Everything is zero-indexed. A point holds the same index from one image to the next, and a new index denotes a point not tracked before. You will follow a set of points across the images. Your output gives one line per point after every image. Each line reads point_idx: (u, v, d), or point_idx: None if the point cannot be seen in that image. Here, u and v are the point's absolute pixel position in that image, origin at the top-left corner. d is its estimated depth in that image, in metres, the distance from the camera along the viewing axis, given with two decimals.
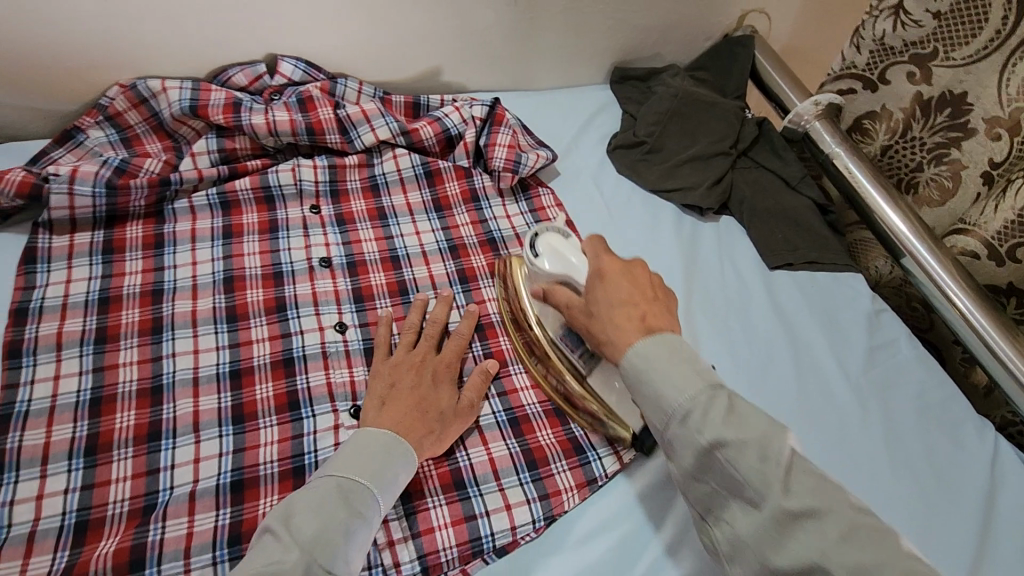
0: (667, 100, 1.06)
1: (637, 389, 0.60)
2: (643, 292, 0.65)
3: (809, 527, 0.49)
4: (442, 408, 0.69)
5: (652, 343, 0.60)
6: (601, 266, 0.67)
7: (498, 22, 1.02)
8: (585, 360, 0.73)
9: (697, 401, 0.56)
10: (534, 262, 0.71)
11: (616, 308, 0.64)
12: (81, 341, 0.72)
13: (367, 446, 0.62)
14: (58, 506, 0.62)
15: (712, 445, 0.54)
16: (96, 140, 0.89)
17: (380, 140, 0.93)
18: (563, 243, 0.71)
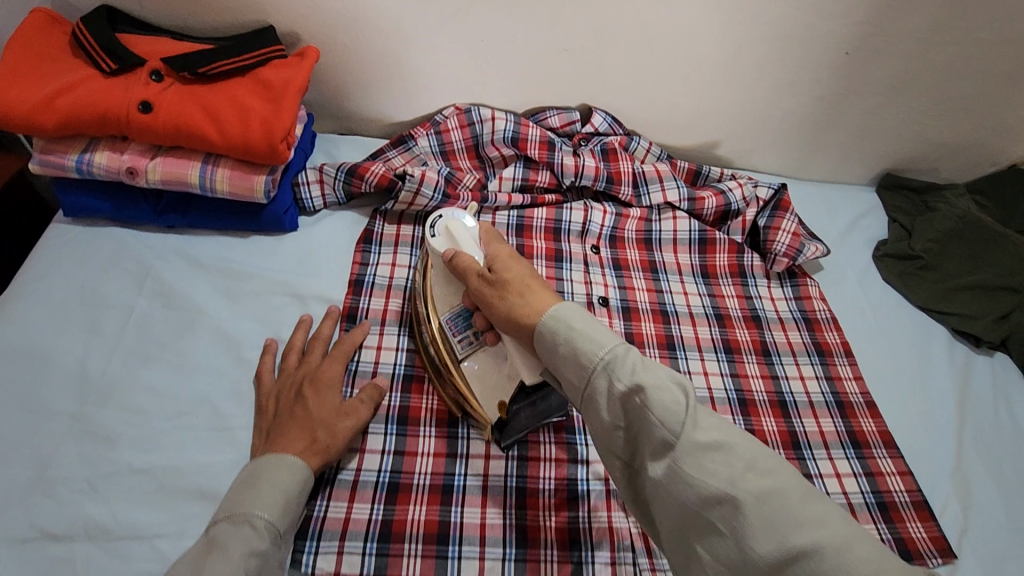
0: (950, 220, 1.02)
1: (557, 353, 0.58)
2: (532, 287, 0.64)
3: (720, 467, 0.48)
4: (320, 414, 0.67)
5: (568, 320, 0.58)
6: (495, 257, 0.68)
7: (793, 112, 1.05)
8: (464, 349, 0.72)
9: (612, 355, 0.55)
10: (432, 241, 0.74)
11: (512, 287, 0.64)
12: (399, 322, 0.83)
13: (281, 464, 0.61)
14: (375, 464, 0.71)
15: (611, 384, 0.53)
16: (422, 149, 1.00)
17: (667, 201, 0.98)
18: (462, 229, 0.73)
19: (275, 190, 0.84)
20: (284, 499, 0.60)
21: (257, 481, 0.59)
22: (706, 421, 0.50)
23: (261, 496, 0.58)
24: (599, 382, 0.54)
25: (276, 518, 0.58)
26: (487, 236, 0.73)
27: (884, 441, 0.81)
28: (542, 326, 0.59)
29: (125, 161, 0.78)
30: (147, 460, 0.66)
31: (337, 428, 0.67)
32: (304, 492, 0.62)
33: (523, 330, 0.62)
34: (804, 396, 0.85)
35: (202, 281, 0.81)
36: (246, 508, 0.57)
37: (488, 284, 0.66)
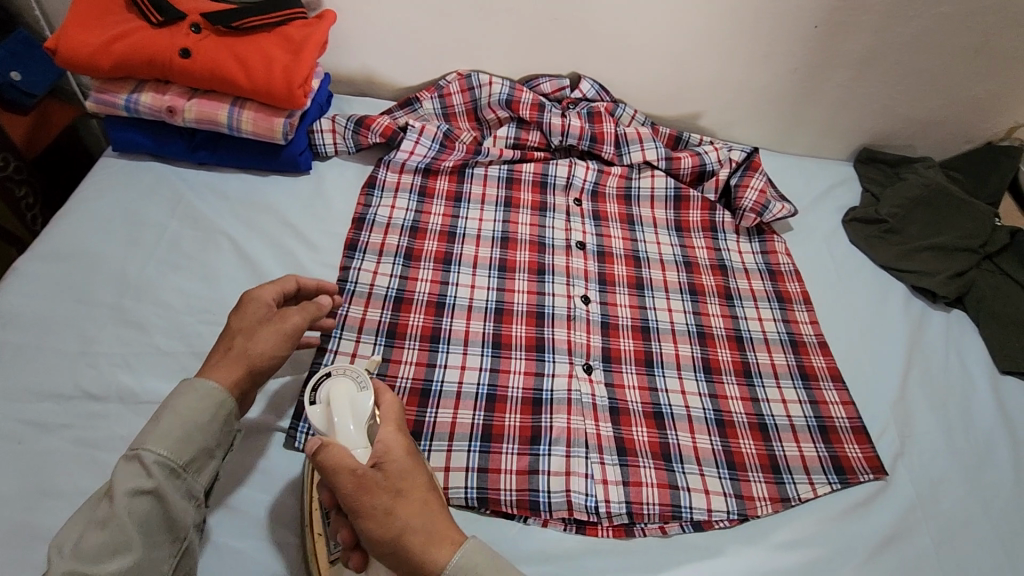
0: (917, 188, 1.08)
1: (385, 523, 0.52)
2: (427, 501, 0.54)
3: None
4: (243, 325, 0.65)
5: (472, 566, 0.52)
6: (391, 450, 0.55)
7: (770, 84, 1.13)
8: (326, 509, 0.62)
9: (435, 525, 0.54)
10: (310, 413, 0.58)
11: (412, 514, 0.53)
12: (395, 253, 0.93)
13: (188, 391, 0.59)
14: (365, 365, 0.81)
15: (448, 555, 0.52)
16: (426, 111, 1.11)
17: (646, 160, 1.07)
18: (347, 399, 0.58)
19: (293, 133, 0.96)
20: (184, 430, 0.57)
21: (160, 412, 0.58)
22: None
23: (159, 431, 0.57)
24: (437, 558, 0.52)
25: (170, 454, 0.56)
26: (387, 412, 0.58)
27: (833, 375, 0.88)
28: (375, 492, 0.52)
29: (167, 101, 0.90)
30: (172, 344, 0.77)
31: (256, 334, 0.64)
32: (221, 412, 0.60)
33: (372, 505, 0.51)
34: (760, 334, 0.92)
35: (225, 209, 0.93)
36: (139, 443, 0.56)
37: (375, 485, 0.52)
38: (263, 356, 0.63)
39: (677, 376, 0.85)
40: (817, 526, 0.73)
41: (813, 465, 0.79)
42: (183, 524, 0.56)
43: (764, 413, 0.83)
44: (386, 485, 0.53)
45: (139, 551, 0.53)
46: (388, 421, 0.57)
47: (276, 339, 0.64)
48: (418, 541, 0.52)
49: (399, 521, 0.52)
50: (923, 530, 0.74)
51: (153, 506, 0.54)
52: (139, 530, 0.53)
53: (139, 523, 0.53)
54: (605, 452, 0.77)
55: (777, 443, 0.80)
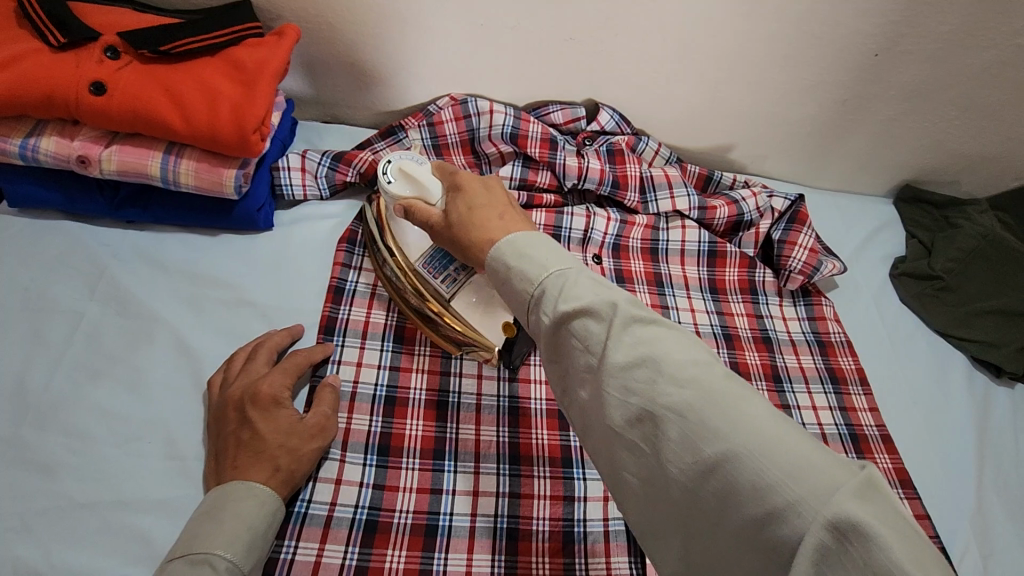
0: (971, 239, 0.96)
1: (529, 313, 0.49)
2: (510, 213, 0.57)
3: (703, 447, 0.38)
4: (274, 441, 0.59)
5: (516, 243, 0.51)
6: (467, 201, 0.59)
7: (814, 116, 0.98)
8: (450, 287, 0.67)
9: (544, 292, 0.47)
10: (389, 188, 0.68)
11: (479, 206, 0.58)
12: (383, 336, 0.74)
13: (246, 495, 0.55)
14: (352, 498, 0.64)
15: (539, 320, 0.48)
16: (413, 141, 0.92)
17: (675, 208, 0.91)
18: (416, 169, 0.67)
19: (249, 184, 0.76)
20: (250, 535, 0.54)
21: (220, 514, 0.54)
22: (690, 367, 0.41)
23: (223, 531, 0.53)
24: (533, 319, 0.49)
25: (242, 559, 0.53)
26: (439, 169, 0.65)
27: (901, 479, 0.75)
28: (490, 264, 0.52)
29: (76, 148, 0.69)
30: (92, 494, 0.58)
31: (301, 451, 0.60)
32: (276, 519, 0.57)
33: (493, 256, 0.52)
34: (817, 428, 0.79)
35: (162, 286, 0.73)
36: (206, 546, 0.52)
37: (461, 228, 0.58)
38: (302, 478, 0.60)
39: None
40: None
41: None
42: None
43: None
44: (449, 238, 0.60)
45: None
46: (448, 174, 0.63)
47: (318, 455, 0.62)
48: (478, 247, 0.55)
49: (466, 241, 0.57)
50: None
51: None
52: None
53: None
54: None
55: None
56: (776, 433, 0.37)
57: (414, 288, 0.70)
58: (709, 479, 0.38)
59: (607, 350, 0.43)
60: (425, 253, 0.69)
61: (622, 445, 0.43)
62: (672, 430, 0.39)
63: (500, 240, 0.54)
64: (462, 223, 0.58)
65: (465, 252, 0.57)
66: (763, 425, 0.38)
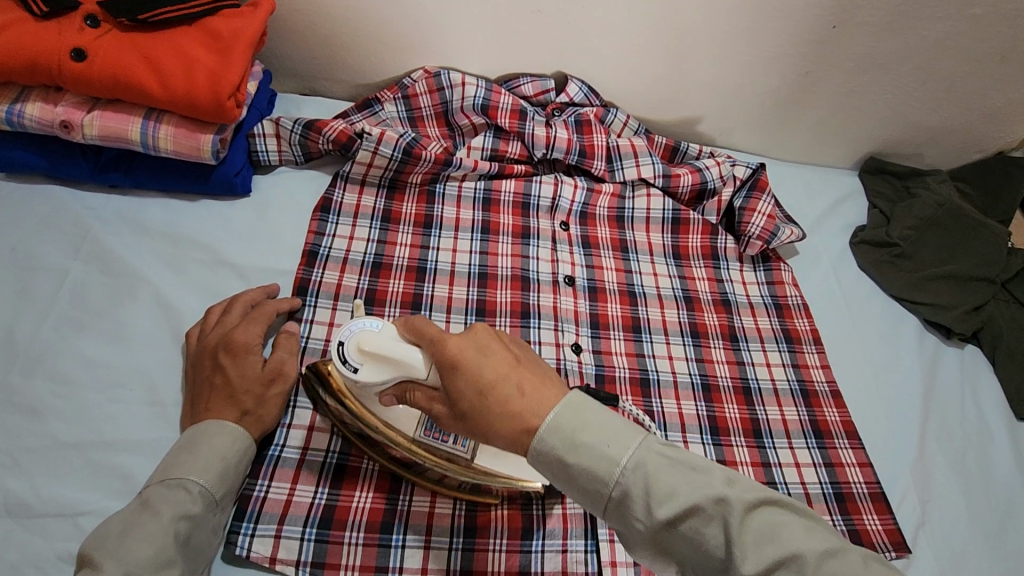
0: (929, 207, 1.00)
1: (552, 470, 0.51)
2: (537, 387, 0.52)
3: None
4: (243, 386, 0.63)
5: (553, 423, 0.50)
6: (462, 398, 0.52)
7: (777, 88, 1.01)
8: (468, 448, 0.64)
9: (623, 492, 0.49)
10: (358, 377, 0.58)
11: (495, 398, 0.51)
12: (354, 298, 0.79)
13: (217, 431, 0.60)
14: (323, 443, 0.68)
15: (629, 523, 0.49)
16: (389, 114, 0.95)
17: (641, 176, 0.94)
18: (375, 341, 0.58)
19: (226, 150, 0.80)
20: (222, 465, 0.58)
21: (194, 446, 0.58)
22: (747, 515, 0.47)
23: (197, 460, 0.58)
24: (617, 518, 0.50)
25: (214, 485, 0.57)
26: (409, 330, 0.57)
27: (847, 431, 0.79)
28: (532, 459, 0.51)
29: (59, 113, 0.73)
30: (75, 434, 0.62)
31: (268, 396, 0.64)
32: (247, 454, 0.61)
33: (532, 449, 0.50)
34: (770, 384, 0.83)
35: (143, 246, 0.77)
36: (182, 472, 0.57)
37: (475, 419, 0.52)
38: (269, 422, 0.64)
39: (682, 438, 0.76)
40: None
41: None
42: (207, 551, 0.57)
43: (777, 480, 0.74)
44: (465, 430, 0.54)
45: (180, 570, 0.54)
46: (429, 338, 0.55)
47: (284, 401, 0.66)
48: (505, 430, 0.51)
49: (489, 424, 0.51)
50: None
51: (190, 531, 0.55)
52: (179, 552, 0.54)
53: (181, 546, 0.54)
54: (616, 528, 0.67)
55: None
56: (817, 546, 0.46)
57: (400, 442, 0.63)
58: None
59: (652, 510, 0.48)
60: (427, 420, 0.64)
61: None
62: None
63: (536, 425, 0.50)
64: (475, 414, 0.52)
65: (489, 437, 0.52)
66: (798, 536, 0.47)
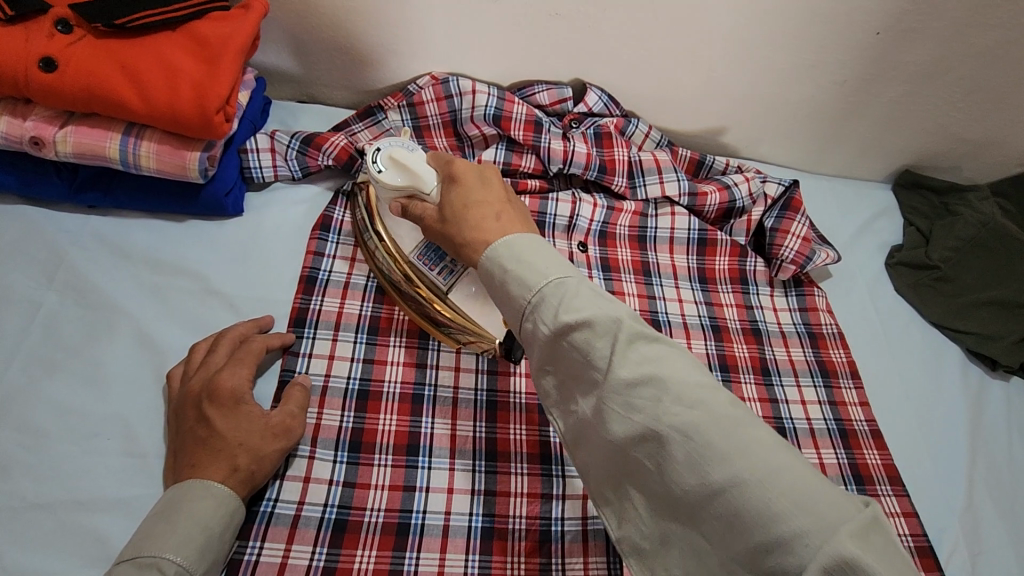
0: (972, 227, 0.94)
1: (510, 302, 0.53)
2: (505, 203, 0.60)
3: (692, 452, 0.43)
4: (236, 440, 0.57)
5: (518, 247, 0.54)
6: (466, 189, 0.60)
7: (811, 98, 0.94)
8: (445, 280, 0.67)
9: (580, 323, 0.48)
10: (380, 178, 0.65)
11: (476, 207, 0.59)
12: (357, 328, 0.71)
13: (203, 496, 0.54)
14: (321, 497, 0.62)
15: (587, 361, 0.48)
16: (393, 123, 0.89)
17: (665, 194, 0.87)
18: (407, 154, 0.65)
19: (216, 167, 0.73)
20: (205, 539, 0.52)
21: (173, 517, 0.52)
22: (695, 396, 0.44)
23: (175, 535, 0.51)
24: (561, 346, 0.49)
25: (194, 564, 0.51)
26: (444, 160, 0.64)
27: (890, 476, 0.73)
28: (485, 263, 0.55)
29: (29, 129, 0.65)
30: (46, 494, 0.56)
31: (262, 450, 0.58)
32: (234, 521, 0.55)
33: (487, 253, 0.55)
34: (805, 423, 0.77)
35: (124, 274, 0.70)
36: (157, 549, 0.50)
37: (442, 216, 0.61)
38: (263, 479, 0.58)
39: None
40: None
41: None
42: None
43: None
44: (441, 232, 0.61)
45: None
46: (444, 161, 0.64)
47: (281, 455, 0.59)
48: (472, 246, 0.57)
49: (458, 236, 0.59)
50: None
51: None
52: None
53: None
54: None
55: None
56: (775, 459, 0.41)
57: (405, 279, 0.69)
58: (711, 501, 0.42)
59: (613, 368, 0.46)
60: (421, 246, 0.68)
61: (620, 441, 0.47)
62: (717, 473, 0.41)
63: (492, 241, 0.56)
64: (454, 218, 0.59)
65: (459, 248, 0.58)
66: (756, 445, 0.42)
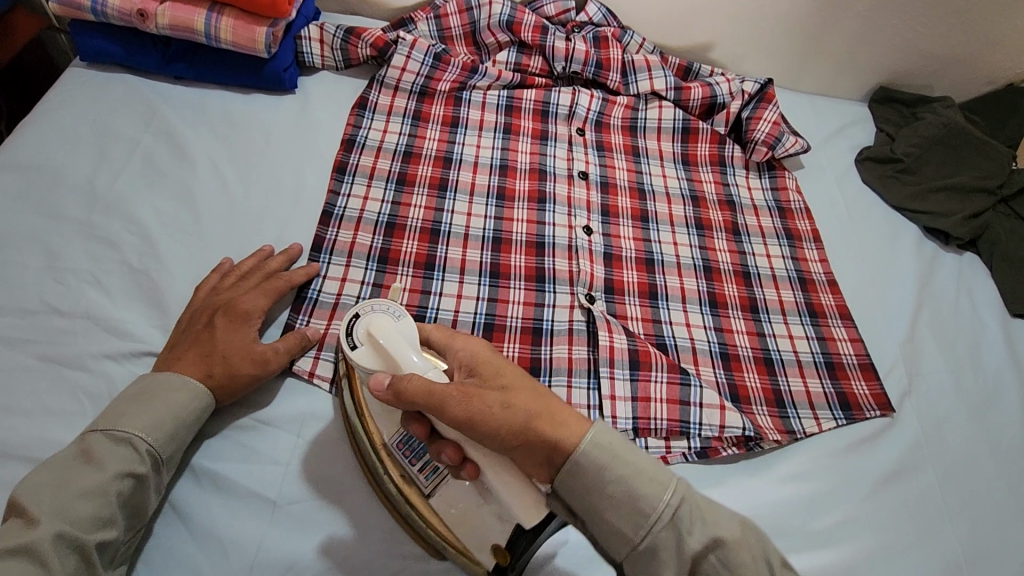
0: (934, 127, 1.03)
1: (597, 492, 0.51)
2: (539, 397, 0.54)
3: (761, 566, 0.49)
4: (227, 350, 0.64)
5: (616, 446, 0.52)
6: (490, 365, 0.55)
7: (787, 13, 1.07)
8: (427, 478, 0.59)
9: (679, 501, 0.50)
10: (352, 355, 0.57)
11: (522, 394, 0.53)
12: (387, 178, 0.87)
13: (182, 389, 0.61)
14: (355, 292, 0.76)
15: (680, 540, 0.50)
16: (421, 33, 1.03)
17: (653, 89, 1.01)
18: (388, 328, 0.57)
19: (277, 46, 0.89)
20: (173, 427, 0.59)
21: (151, 401, 0.59)
22: (732, 517, 0.51)
23: (149, 416, 0.58)
24: (640, 542, 0.50)
25: (161, 447, 0.58)
26: (438, 336, 0.59)
27: (841, 312, 0.85)
28: (575, 462, 0.51)
29: (137, 3, 0.83)
30: (145, 262, 0.72)
31: (239, 370, 0.64)
32: (203, 416, 0.62)
33: (575, 457, 0.51)
34: (768, 270, 0.88)
35: (202, 126, 0.87)
36: (130, 428, 0.57)
37: (465, 399, 0.52)
38: (229, 395, 0.64)
39: (682, 309, 0.82)
40: (816, 461, 0.71)
41: (818, 401, 0.76)
42: (145, 516, 0.57)
43: (770, 347, 0.80)
44: (461, 417, 0.51)
45: (119, 530, 0.54)
46: (453, 344, 0.58)
47: (252, 380, 0.65)
48: (506, 438, 0.51)
49: (479, 433, 0.51)
50: (927, 468, 0.73)
51: (132, 492, 0.55)
52: (119, 510, 0.54)
53: (122, 503, 0.55)
54: (616, 367, 0.74)
55: (783, 378, 0.78)
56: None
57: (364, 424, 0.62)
58: None
59: None
60: (399, 434, 0.60)
61: (670, 544, 0.50)
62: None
63: (557, 458, 0.52)
64: (465, 424, 0.51)
65: (478, 433, 0.51)
66: None
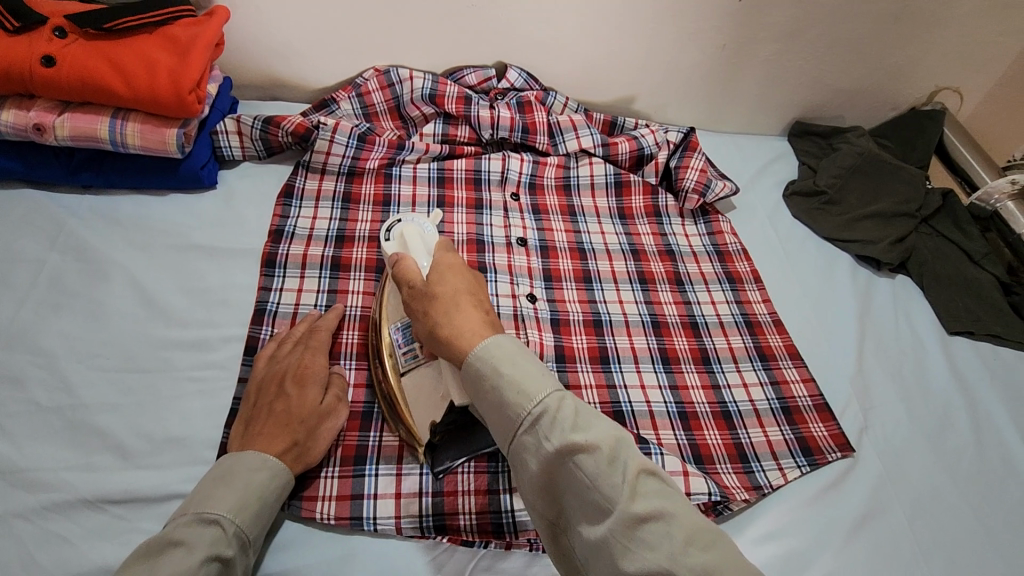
0: (852, 157, 1.07)
1: (481, 393, 0.54)
2: (468, 304, 0.60)
3: (660, 539, 0.44)
4: (302, 415, 0.64)
5: (495, 358, 0.54)
6: (444, 284, 0.62)
7: (699, 63, 1.11)
8: (406, 362, 0.69)
9: (542, 410, 0.50)
10: (386, 244, 0.77)
11: (443, 304, 0.60)
12: (320, 266, 0.84)
13: (261, 465, 0.59)
14: None
15: (539, 442, 0.49)
16: (345, 112, 1.02)
17: (582, 147, 1.02)
18: (416, 234, 0.74)
19: (191, 145, 0.86)
20: (257, 506, 0.57)
21: (233, 479, 0.57)
22: (595, 435, 0.49)
23: (233, 495, 0.56)
24: (527, 440, 0.50)
25: (247, 528, 0.56)
26: (438, 249, 0.68)
27: (790, 353, 0.85)
28: (472, 368, 0.55)
29: (32, 117, 0.79)
30: (56, 399, 0.66)
31: (318, 430, 0.65)
32: (282, 495, 0.60)
33: (470, 356, 0.55)
34: (714, 318, 0.89)
35: (115, 236, 0.82)
36: (217, 508, 0.55)
37: (416, 295, 0.62)
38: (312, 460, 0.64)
39: (635, 369, 0.81)
40: (787, 515, 0.70)
41: (780, 450, 0.76)
42: None
43: (727, 399, 0.80)
44: (420, 303, 0.61)
45: None
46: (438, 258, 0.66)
47: (333, 436, 0.66)
48: (441, 307, 0.59)
49: (434, 292, 0.61)
50: (895, 505, 0.73)
51: None
52: None
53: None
54: None
55: (743, 431, 0.77)
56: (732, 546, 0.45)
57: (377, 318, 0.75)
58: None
59: (628, 500, 0.45)
60: (402, 320, 0.72)
61: (534, 447, 0.50)
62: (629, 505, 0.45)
63: (468, 351, 0.56)
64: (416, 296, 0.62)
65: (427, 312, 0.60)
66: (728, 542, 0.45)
